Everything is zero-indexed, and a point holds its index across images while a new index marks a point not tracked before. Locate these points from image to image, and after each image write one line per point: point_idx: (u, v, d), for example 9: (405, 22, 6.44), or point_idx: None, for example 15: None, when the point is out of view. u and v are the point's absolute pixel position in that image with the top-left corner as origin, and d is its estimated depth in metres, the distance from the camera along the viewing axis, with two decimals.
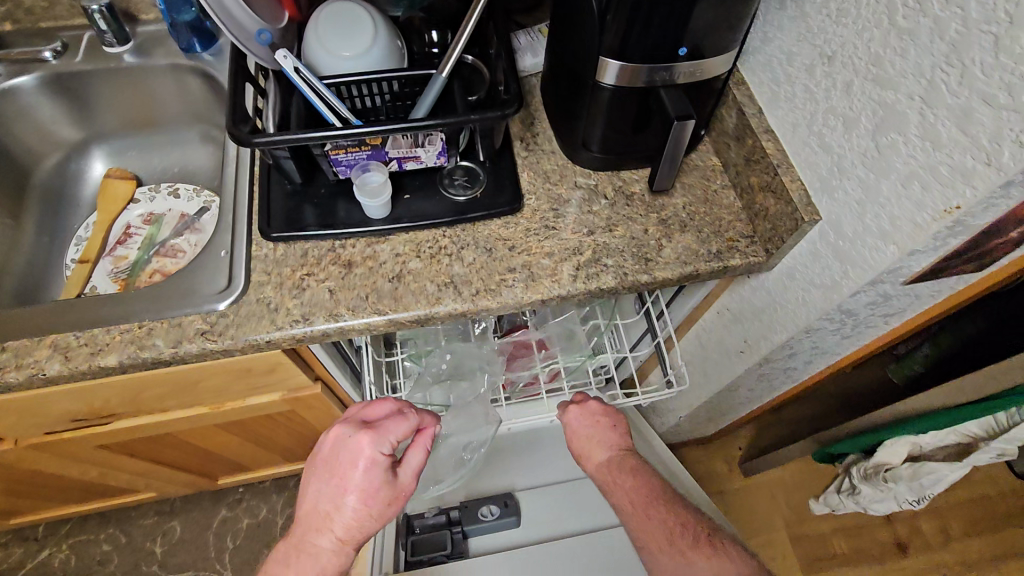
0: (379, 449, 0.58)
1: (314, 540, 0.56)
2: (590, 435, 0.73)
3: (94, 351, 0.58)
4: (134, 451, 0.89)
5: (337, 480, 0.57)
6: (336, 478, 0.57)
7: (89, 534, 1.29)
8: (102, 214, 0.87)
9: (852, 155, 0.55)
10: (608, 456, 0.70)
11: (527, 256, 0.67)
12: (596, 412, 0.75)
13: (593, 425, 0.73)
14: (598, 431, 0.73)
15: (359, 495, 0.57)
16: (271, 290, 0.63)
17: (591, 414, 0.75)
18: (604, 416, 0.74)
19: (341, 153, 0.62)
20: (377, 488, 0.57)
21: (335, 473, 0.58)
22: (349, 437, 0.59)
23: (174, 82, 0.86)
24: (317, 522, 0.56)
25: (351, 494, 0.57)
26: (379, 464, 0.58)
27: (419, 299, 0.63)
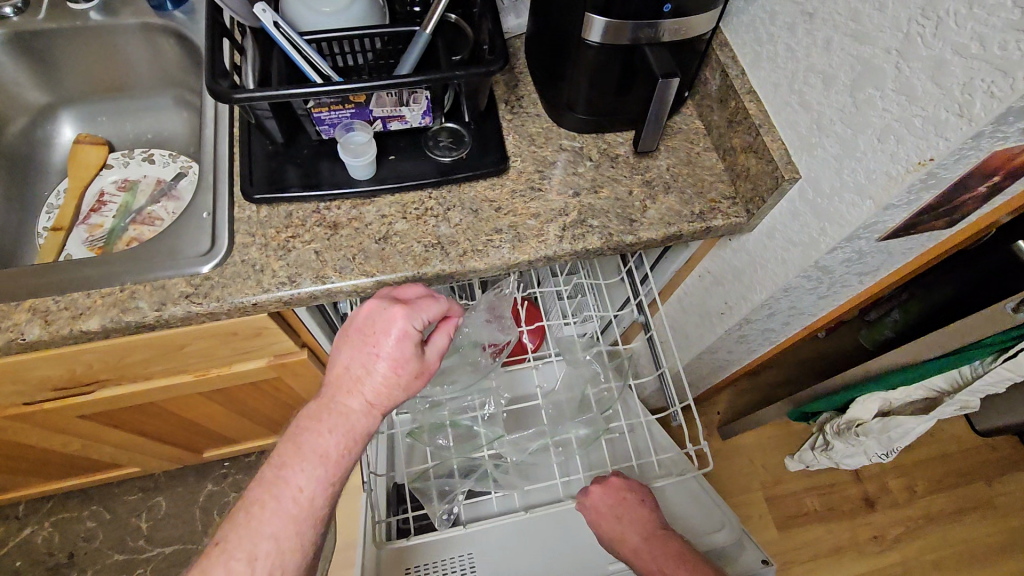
0: (411, 323, 0.58)
1: (345, 400, 0.57)
2: (620, 511, 0.74)
3: (76, 314, 0.57)
4: (117, 423, 0.88)
5: (368, 348, 0.58)
6: (369, 345, 0.58)
7: (71, 511, 1.27)
8: (74, 181, 0.84)
9: (831, 112, 0.56)
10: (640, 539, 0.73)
11: (514, 217, 0.67)
12: (619, 489, 0.76)
13: (621, 501, 0.75)
14: (624, 507, 0.75)
15: (389, 363, 0.58)
16: (256, 252, 0.62)
17: (613, 491, 0.76)
18: (626, 491, 0.77)
19: (324, 111, 0.61)
20: (405, 359, 0.58)
21: (367, 341, 0.58)
22: (384, 310, 0.58)
23: (145, 43, 0.83)
24: (348, 386, 0.57)
25: (383, 361, 0.57)
26: (410, 337, 0.58)
27: (407, 259, 0.63)
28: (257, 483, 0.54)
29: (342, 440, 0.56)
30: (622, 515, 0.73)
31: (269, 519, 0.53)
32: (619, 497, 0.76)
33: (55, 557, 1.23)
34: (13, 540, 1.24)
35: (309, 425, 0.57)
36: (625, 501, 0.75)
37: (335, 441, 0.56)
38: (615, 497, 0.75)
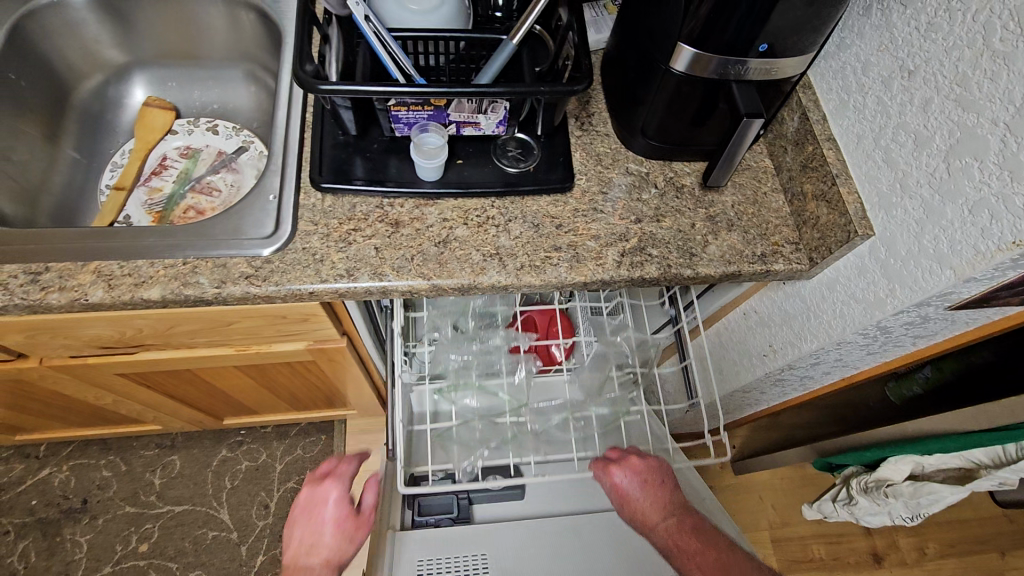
0: (344, 487, 0.76)
1: (305, 564, 0.70)
2: (642, 495, 0.76)
3: (138, 282, 0.58)
4: (151, 383, 0.90)
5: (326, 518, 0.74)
6: (316, 517, 0.73)
7: (90, 458, 1.30)
8: (140, 143, 0.86)
9: (919, 174, 0.55)
10: (669, 522, 0.73)
11: (574, 236, 0.66)
12: (645, 468, 0.78)
13: (645, 482, 0.77)
14: (646, 493, 0.76)
15: (332, 523, 0.73)
16: (317, 241, 0.62)
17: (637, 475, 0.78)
18: (649, 474, 0.78)
19: (403, 110, 0.61)
20: (347, 514, 0.74)
21: (312, 515, 0.74)
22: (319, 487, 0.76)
23: (225, 15, 0.83)
24: (304, 552, 0.71)
25: (327, 523, 0.72)
26: (344, 498, 0.75)
27: (464, 267, 0.63)
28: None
29: None
30: (643, 499, 0.76)
31: None
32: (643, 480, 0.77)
33: (69, 502, 1.26)
34: (31, 480, 1.28)
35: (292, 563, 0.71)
36: (650, 483, 0.77)
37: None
38: (637, 481, 0.77)
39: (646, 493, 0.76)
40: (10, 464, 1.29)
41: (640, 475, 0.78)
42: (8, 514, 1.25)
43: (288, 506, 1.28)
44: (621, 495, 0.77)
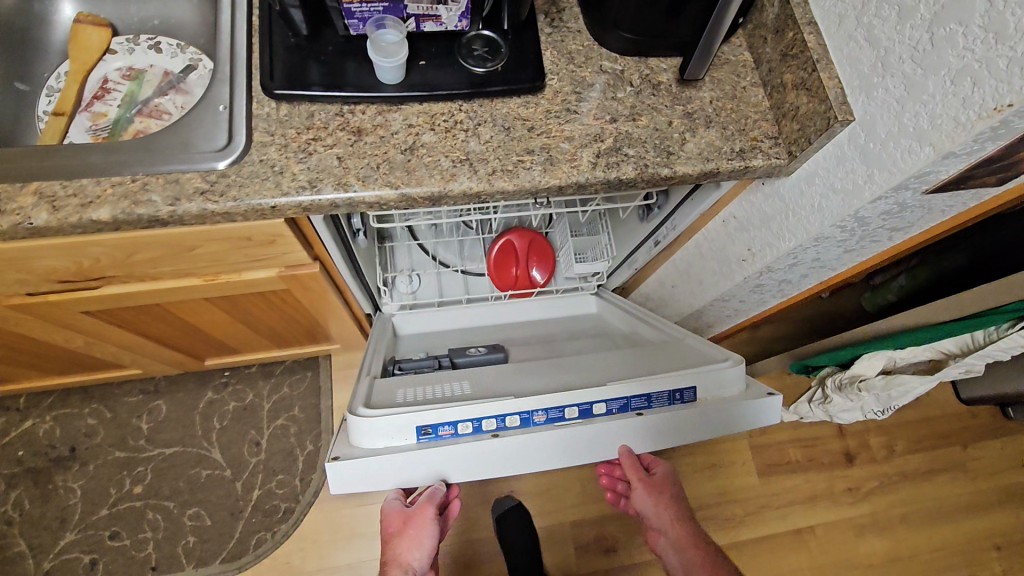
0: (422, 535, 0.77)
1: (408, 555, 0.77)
2: (664, 503, 0.76)
3: (85, 203, 0.55)
4: (122, 322, 0.87)
5: (388, 509, 0.79)
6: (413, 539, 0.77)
7: (73, 408, 1.29)
8: (76, 64, 0.79)
9: (901, 50, 0.53)
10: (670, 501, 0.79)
11: (547, 138, 0.64)
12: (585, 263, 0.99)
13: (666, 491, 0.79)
14: (672, 510, 0.76)
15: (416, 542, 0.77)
16: (275, 152, 0.59)
17: (658, 479, 0.77)
18: (664, 481, 0.77)
19: (355, 2, 0.55)
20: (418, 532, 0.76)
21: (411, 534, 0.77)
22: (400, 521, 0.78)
23: None
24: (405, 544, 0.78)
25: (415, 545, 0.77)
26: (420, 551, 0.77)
27: (433, 174, 0.60)
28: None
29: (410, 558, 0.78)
30: (658, 502, 0.75)
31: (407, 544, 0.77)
32: (660, 471, 0.78)
33: (57, 450, 1.26)
34: (15, 431, 1.27)
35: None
36: (673, 479, 0.78)
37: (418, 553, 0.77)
38: (655, 479, 0.76)
39: (662, 486, 0.77)
40: None
41: (666, 482, 0.77)
42: None
43: (279, 442, 1.30)
44: (646, 491, 0.74)
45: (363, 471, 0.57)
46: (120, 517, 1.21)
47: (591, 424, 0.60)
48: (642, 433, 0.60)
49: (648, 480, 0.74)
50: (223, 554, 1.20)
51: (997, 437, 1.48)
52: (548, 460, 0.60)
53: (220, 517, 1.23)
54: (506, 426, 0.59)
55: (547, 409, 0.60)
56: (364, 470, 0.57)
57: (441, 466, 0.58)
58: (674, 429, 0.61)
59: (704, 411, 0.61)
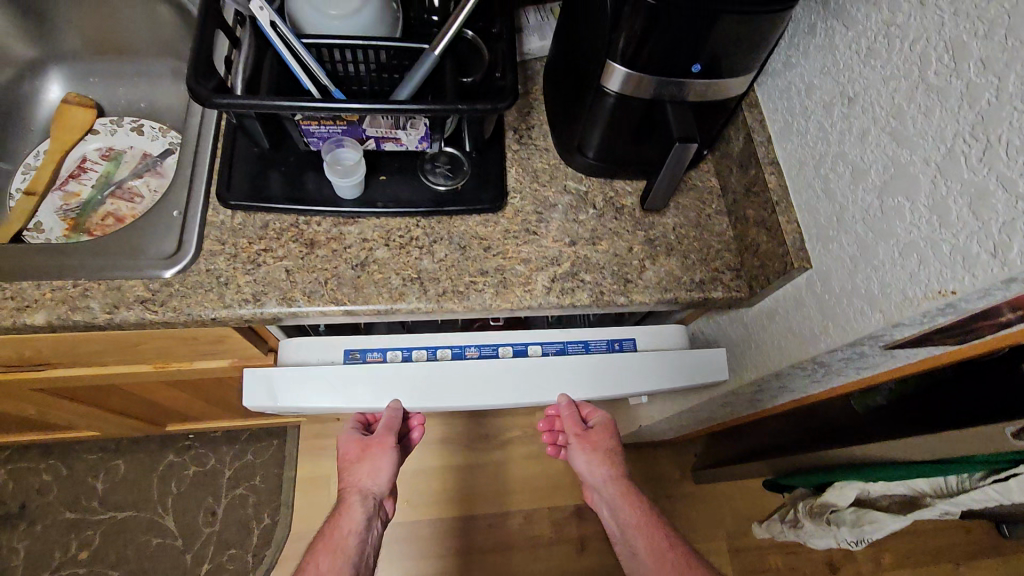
0: (378, 460, 0.72)
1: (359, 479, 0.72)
2: (603, 457, 0.72)
3: (22, 307, 0.54)
4: (73, 396, 0.85)
5: (346, 439, 0.73)
6: (365, 464, 0.71)
7: (30, 462, 1.26)
8: (56, 144, 0.80)
9: (855, 209, 0.52)
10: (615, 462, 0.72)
11: (502, 259, 0.63)
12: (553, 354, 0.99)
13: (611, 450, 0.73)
14: (610, 466, 0.71)
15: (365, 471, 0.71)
16: (223, 262, 0.58)
17: (599, 432, 0.74)
18: (604, 434, 0.74)
19: (313, 124, 0.57)
20: (372, 455, 0.72)
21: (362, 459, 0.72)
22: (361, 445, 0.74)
23: (144, 9, 0.80)
24: (355, 471, 0.72)
25: (362, 474, 0.71)
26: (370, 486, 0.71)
27: (382, 292, 0.59)
28: (307, 556, 0.65)
29: (353, 495, 0.70)
30: (596, 458, 0.72)
31: (359, 468, 0.72)
32: (602, 423, 0.74)
33: (7, 507, 1.22)
34: None
35: (326, 536, 0.66)
36: (615, 433, 0.75)
37: (369, 479, 0.72)
38: (592, 433, 0.73)
39: (601, 440, 0.73)
40: None
41: (607, 433, 0.74)
42: None
43: (236, 512, 1.26)
44: (583, 445, 0.72)
45: (295, 389, 0.63)
46: None
47: (517, 359, 0.66)
48: (569, 377, 0.66)
49: (585, 432, 0.72)
50: None
51: (989, 556, 1.40)
52: (476, 391, 0.65)
53: None
54: (433, 355, 0.66)
55: (477, 346, 0.67)
56: (298, 375, 0.63)
57: (366, 384, 0.64)
58: (599, 375, 0.66)
59: (628, 358, 0.67)
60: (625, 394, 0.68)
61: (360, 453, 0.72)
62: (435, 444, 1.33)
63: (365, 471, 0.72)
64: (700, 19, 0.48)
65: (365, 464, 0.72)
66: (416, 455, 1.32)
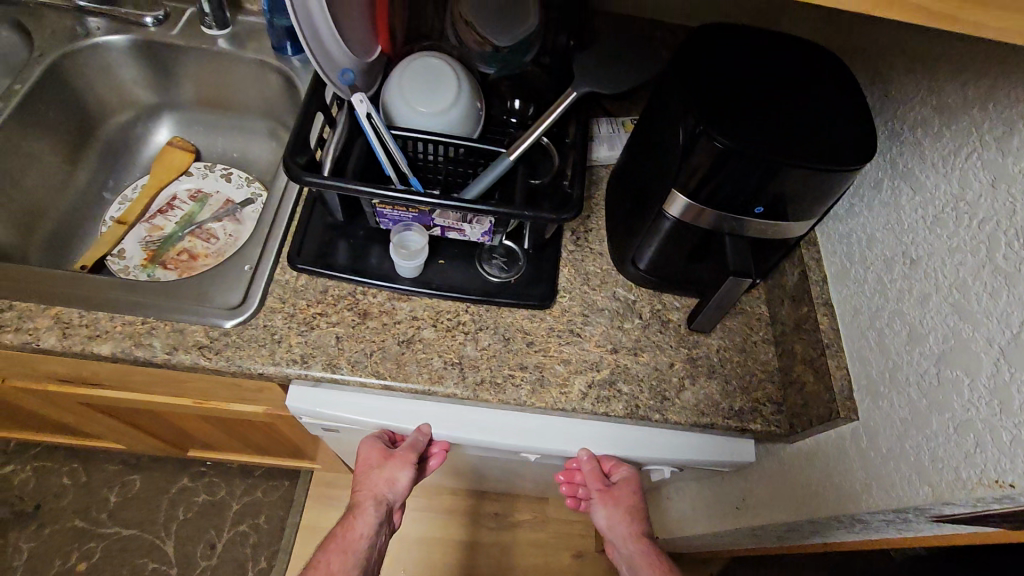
0: (397, 478, 0.64)
1: (370, 499, 0.66)
2: (620, 511, 0.67)
3: (92, 336, 0.58)
4: (112, 413, 0.89)
5: (367, 445, 0.66)
6: (383, 480, 0.65)
7: (54, 462, 1.30)
8: (154, 181, 0.88)
9: (909, 371, 0.51)
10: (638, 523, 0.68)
11: (543, 356, 0.64)
12: None
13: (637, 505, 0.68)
14: (629, 524, 0.69)
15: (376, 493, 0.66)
16: (280, 320, 0.62)
17: (623, 489, 0.67)
18: (629, 490, 0.67)
19: (388, 208, 0.61)
20: (387, 473, 0.65)
21: (373, 475, 0.66)
22: (373, 456, 0.66)
23: (256, 75, 0.86)
24: (364, 485, 0.66)
25: (372, 498, 0.66)
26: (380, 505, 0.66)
27: (422, 372, 0.61)
28: (317, 556, 0.64)
29: (364, 510, 0.66)
30: (614, 511, 0.68)
31: (371, 483, 0.66)
32: (627, 478, 0.67)
33: (24, 504, 1.26)
34: None
35: (337, 536, 0.65)
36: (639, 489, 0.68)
37: (378, 505, 0.66)
38: (616, 489, 0.67)
39: (624, 496, 0.67)
40: None
41: (631, 490, 0.67)
42: None
43: (235, 550, 1.26)
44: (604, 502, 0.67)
45: (313, 395, 0.64)
46: None
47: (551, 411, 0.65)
48: (597, 432, 0.65)
49: (607, 486, 0.67)
50: None
51: None
52: (506, 436, 0.64)
53: None
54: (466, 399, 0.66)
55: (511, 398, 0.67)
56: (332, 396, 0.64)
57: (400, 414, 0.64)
58: (629, 436, 0.65)
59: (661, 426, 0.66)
60: (654, 459, 0.66)
61: (375, 464, 0.66)
62: (442, 514, 1.30)
63: (375, 490, 0.66)
64: (767, 169, 0.50)
65: (374, 480, 0.66)
66: (422, 522, 1.29)
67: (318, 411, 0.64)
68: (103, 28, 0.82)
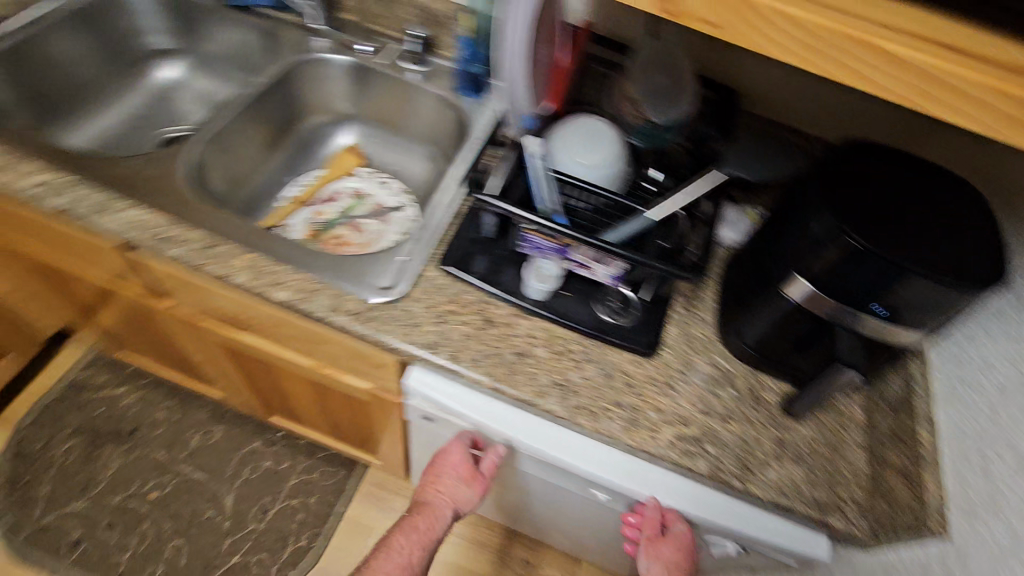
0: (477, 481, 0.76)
1: (447, 499, 0.78)
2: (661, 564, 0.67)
3: (273, 283, 0.70)
4: (236, 360, 1.01)
5: (456, 446, 0.76)
6: (461, 479, 0.76)
7: (158, 395, 1.46)
8: (327, 175, 1.04)
9: (1013, 499, 0.51)
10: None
11: (638, 399, 0.68)
12: None
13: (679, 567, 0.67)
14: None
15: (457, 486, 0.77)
16: (419, 308, 0.71)
17: (672, 542, 0.67)
18: (678, 546, 0.67)
19: (536, 235, 0.70)
20: (468, 470, 0.76)
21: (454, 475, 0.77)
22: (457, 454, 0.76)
23: (434, 106, 1.01)
24: (443, 484, 0.77)
25: (456, 489, 0.77)
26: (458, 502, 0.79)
27: (528, 384, 0.67)
28: (392, 529, 0.76)
29: (440, 510, 0.77)
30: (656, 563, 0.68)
31: (450, 478, 0.77)
32: (678, 536, 0.67)
33: (124, 424, 1.41)
34: (108, 391, 1.45)
35: (408, 522, 0.76)
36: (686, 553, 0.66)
37: (451, 499, 0.78)
38: (662, 544, 0.67)
39: (667, 551, 0.67)
40: (100, 370, 1.48)
41: (678, 548, 0.66)
42: (75, 410, 1.42)
43: (282, 521, 1.33)
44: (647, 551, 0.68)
45: (429, 382, 0.71)
46: (123, 512, 1.30)
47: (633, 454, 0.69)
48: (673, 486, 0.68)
49: (660, 538, 0.67)
50: None
51: None
52: (586, 464, 0.68)
53: (193, 563, 1.27)
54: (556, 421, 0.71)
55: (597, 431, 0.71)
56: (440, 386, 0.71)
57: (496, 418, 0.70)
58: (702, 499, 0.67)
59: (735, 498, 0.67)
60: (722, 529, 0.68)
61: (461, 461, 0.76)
62: (476, 544, 1.32)
63: (455, 482, 0.76)
64: (897, 273, 0.53)
65: (455, 473, 0.76)
66: (455, 546, 1.31)
67: (430, 397, 0.71)
68: (328, 48, 1.00)
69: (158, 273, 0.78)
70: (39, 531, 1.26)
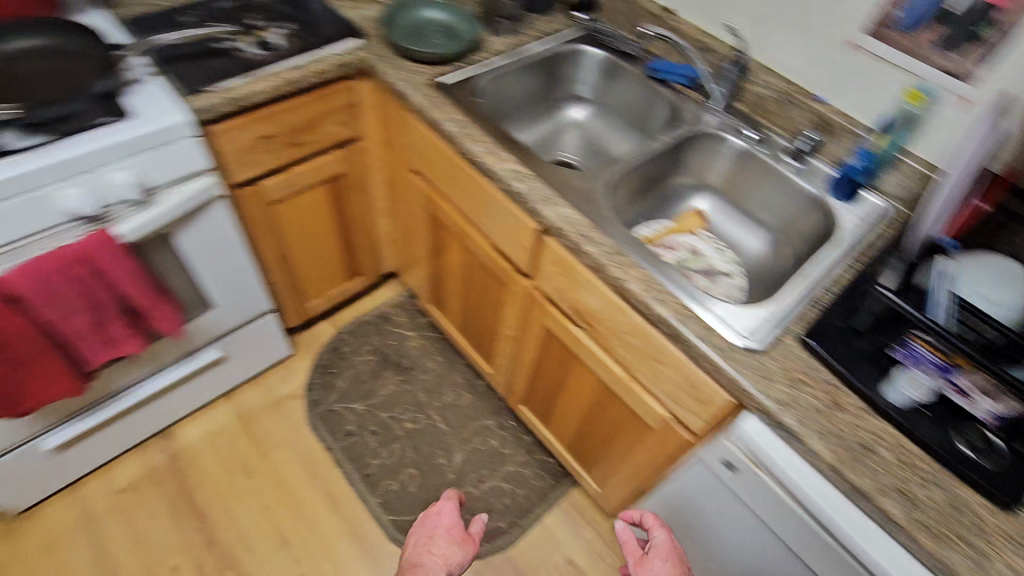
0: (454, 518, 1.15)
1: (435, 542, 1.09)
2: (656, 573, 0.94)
3: (657, 298, 0.83)
4: (543, 347, 1.20)
5: (443, 501, 1.18)
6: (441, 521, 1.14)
7: (435, 349, 1.77)
8: (673, 227, 1.17)
9: None
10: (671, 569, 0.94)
11: (989, 548, 0.65)
12: None
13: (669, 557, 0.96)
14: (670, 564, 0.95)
15: (449, 527, 1.13)
16: (775, 367, 0.78)
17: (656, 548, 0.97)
18: (665, 548, 0.97)
19: (921, 343, 0.73)
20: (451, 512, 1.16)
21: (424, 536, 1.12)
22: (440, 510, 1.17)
23: (800, 198, 1.07)
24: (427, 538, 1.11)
25: (448, 529, 1.12)
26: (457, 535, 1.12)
27: (870, 478, 0.69)
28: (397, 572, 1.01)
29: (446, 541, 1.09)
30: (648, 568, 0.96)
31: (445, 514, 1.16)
32: (657, 541, 0.98)
33: (405, 361, 1.74)
34: (401, 330, 1.80)
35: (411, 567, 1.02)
36: (670, 553, 0.96)
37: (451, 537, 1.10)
38: (647, 552, 0.98)
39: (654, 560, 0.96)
40: (403, 313, 1.84)
41: (662, 556, 0.96)
42: (378, 335, 1.78)
43: (491, 497, 1.50)
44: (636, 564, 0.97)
45: (765, 436, 0.77)
46: (384, 427, 1.59)
47: None
48: None
49: (643, 556, 0.98)
50: (398, 517, 1.44)
51: None
52: None
53: (418, 494, 1.49)
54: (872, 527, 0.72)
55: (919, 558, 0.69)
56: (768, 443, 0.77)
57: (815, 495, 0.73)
58: None
59: None
60: None
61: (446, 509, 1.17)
62: None
63: (450, 525, 1.13)
64: None
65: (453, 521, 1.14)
66: None
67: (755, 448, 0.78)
68: (721, 125, 1.14)
69: (553, 258, 0.98)
70: (328, 412, 1.60)
